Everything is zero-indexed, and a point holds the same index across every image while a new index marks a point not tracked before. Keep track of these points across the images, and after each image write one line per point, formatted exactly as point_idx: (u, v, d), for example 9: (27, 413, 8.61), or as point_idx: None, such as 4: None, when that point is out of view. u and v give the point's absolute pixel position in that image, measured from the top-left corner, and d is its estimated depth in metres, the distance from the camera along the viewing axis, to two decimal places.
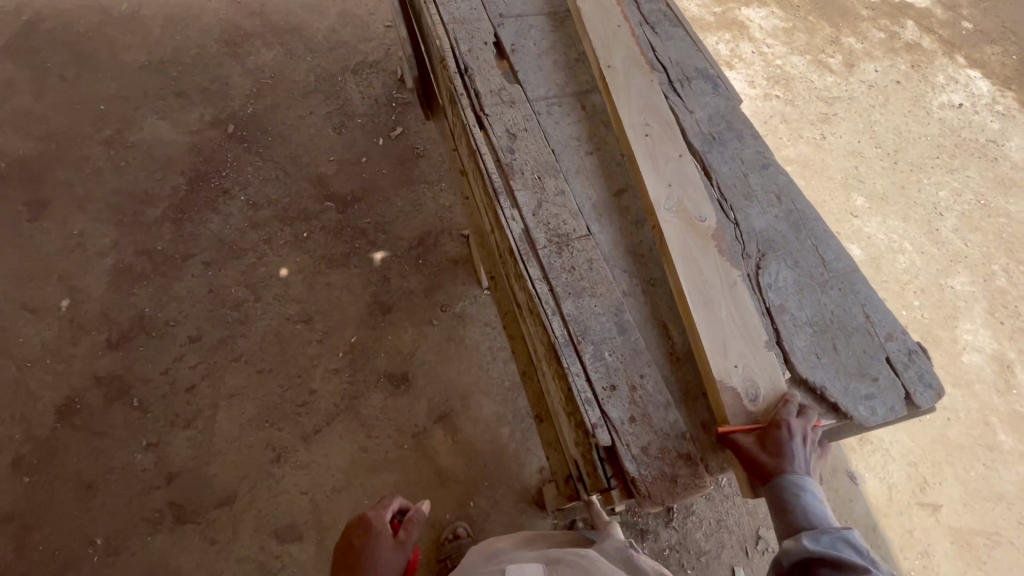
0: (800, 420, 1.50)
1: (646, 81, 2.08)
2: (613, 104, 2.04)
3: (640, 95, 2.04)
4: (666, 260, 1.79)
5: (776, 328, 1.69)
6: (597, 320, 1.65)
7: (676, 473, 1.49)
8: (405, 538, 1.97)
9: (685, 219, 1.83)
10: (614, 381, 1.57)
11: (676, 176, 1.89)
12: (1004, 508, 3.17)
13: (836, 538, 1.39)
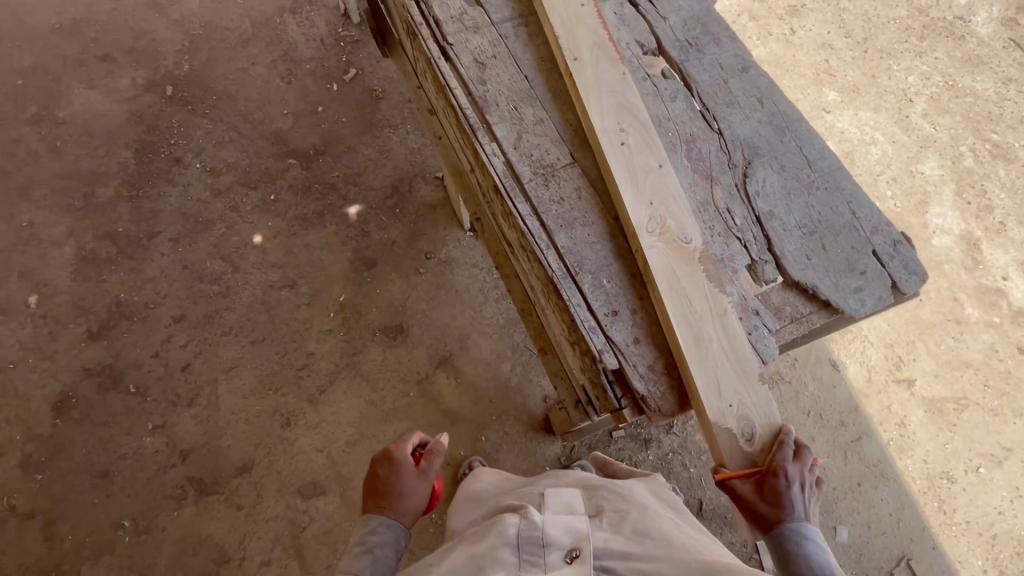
0: (797, 464, 1.50)
1: (617, 73, 1.86)
2: (582, 107, 1.80)
3: (611, 95, 1.81)
4: (652, 292, 1.60)
5: (767, 235, 1.70)
6: (592, 249, 1.65)
7: (681, 386, 1.57)
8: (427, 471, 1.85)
9: (670, 241, 1.64)
10: (615, 308, 1.59)
11: (657, 192, 1.69)
12: (971, 374, 3.44)
13: None
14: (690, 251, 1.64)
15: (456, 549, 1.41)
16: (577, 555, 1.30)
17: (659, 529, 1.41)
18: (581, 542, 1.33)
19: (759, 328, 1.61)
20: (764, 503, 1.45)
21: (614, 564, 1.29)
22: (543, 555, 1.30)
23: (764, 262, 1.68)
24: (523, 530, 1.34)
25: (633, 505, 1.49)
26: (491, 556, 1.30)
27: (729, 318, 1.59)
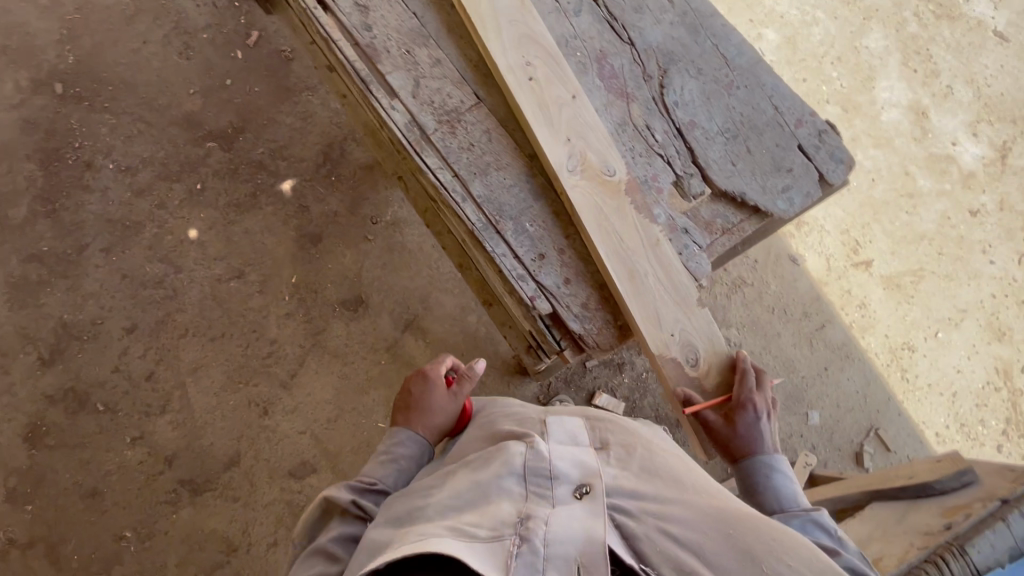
0: (761, 396, 1.56)
1: None
2: (483, 44, 1.63)
3: (512, 25, 1.65)
4: (581, 233, 1.55)
5: (690, 147, 1.63)
6: (510, 193, 1.57)
7: (619, 318, 1.55)
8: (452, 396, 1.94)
9: (594, 177, 1.56)
10: (542, 250, 1.54)
11: (573, 126, 1.58)
12: (926, 245, 3.51)
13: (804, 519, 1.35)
14: (610, 178, 1.56)
15: (460, 477, 1.39)
16: (585, 487, 1.29)
17: (663, 465, 1.40)
18: (589, 476, 1.32)
19: (691, 246, 1.57)
20: (721, 432, 1.53)
21: (618, 500, 1.28)
22: (551, 488, 1.29)
23: (690, 176, 1.62)
24: (529, 463, 1.34)
25: (638, 440, 1.47)
26: (499, 488, 1.31)
27: (657, 241, 1.55)
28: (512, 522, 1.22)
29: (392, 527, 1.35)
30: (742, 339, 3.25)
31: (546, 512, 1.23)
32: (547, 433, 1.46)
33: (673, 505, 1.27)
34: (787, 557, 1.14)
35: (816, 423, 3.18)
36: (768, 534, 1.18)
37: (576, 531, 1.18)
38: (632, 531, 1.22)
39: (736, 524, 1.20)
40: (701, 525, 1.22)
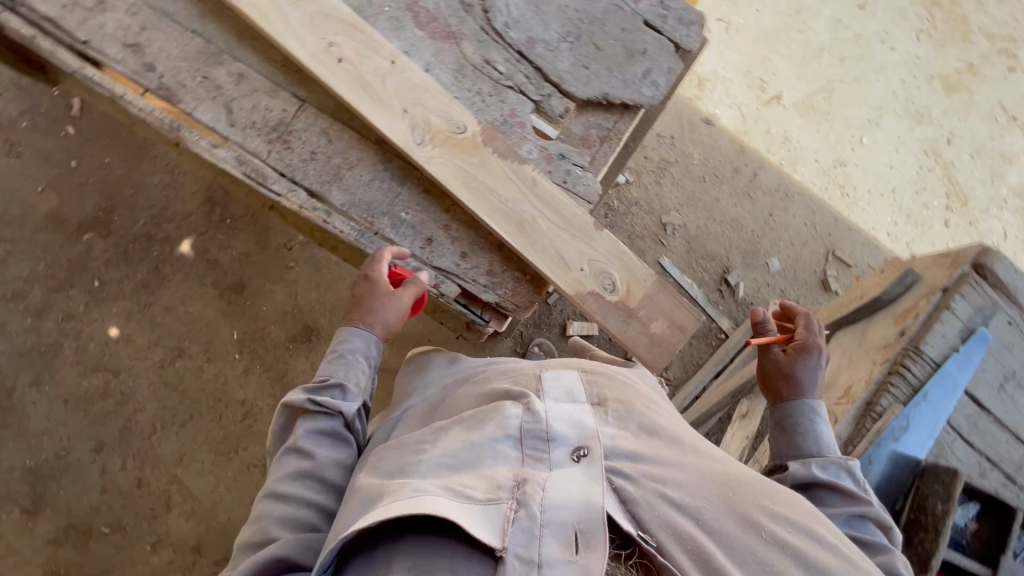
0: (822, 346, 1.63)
1: None
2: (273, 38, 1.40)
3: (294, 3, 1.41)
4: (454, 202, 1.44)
5: (538, 64, 1.51)
6: (373, 190, 1.46)
7: (528, 271, 1.49)
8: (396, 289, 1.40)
9: (446, 139, 1.42)
10: (427, 234, 1.46)
11: (405, 94, 1.42)
12: (826, 58, 3.45)
13: (840, 468, 1.35)
14: (465, 135, 1.43)
15: (450, 434, 1.11)
16: (587, 449, 1.04)
17: (671, 426, 1.16)
18: (592, 436, 1.07)
19: (573, 170, 1.50)
20: (778, 366, 1.58)
21: (626, 464, 1.04)
22: (549, 449, 1.04)
23: (548, 96, 1.51)
24: (526, 423, 1.07)
25: (641, 397, 1.23)
26: (493, 450, 1.04)
27: (533, 180, 1.44)
28: (507, 489, 0.97)
29: (373, 483, 1.06)
30: (685, 217, 3.21)
31: (547, 477, 0.98)
32: (544, 382, 1.18)
33: (685, 472, 1.04)
34: (809, 544, 0.96)
35: (779, 268, 3.22)
36: (786, 518, 0.99)
37: (581, 501, 0.94)
38: (636, 501, 0.99)
39: (750, 505, 0.99)
40: (711, 499, 1.00)
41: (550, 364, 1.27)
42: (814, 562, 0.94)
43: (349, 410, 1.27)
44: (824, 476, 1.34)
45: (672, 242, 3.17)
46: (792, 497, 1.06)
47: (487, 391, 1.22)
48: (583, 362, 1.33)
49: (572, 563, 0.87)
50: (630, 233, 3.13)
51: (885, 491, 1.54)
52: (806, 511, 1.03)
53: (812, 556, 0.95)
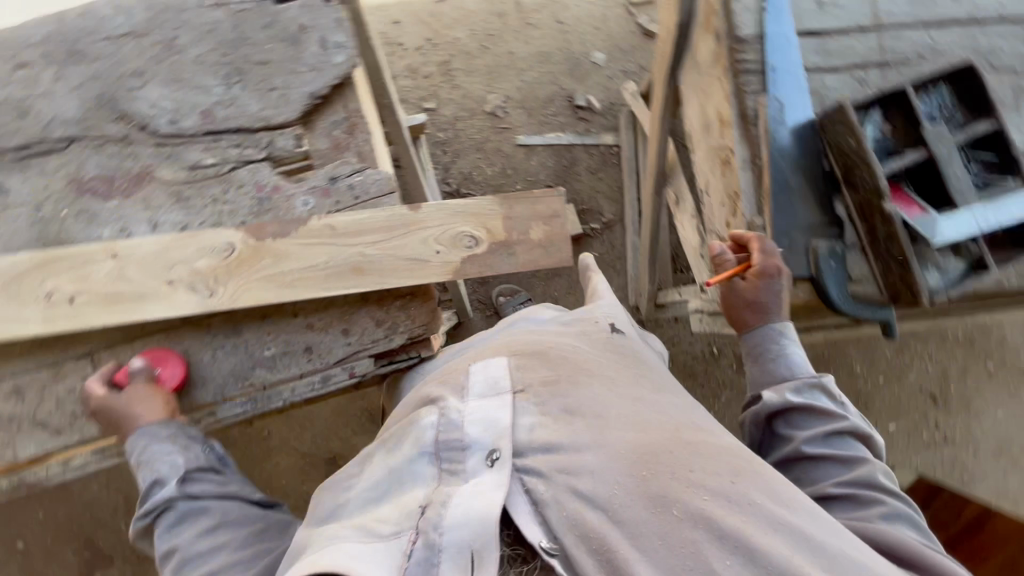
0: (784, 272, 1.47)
1: None
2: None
3: None
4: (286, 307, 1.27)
5: (234, 126, 1.32)
6: (222, 361, 1.32)
7: (406, 293, 1.35)
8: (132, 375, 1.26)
9: (224, 268, 1.24)
10: (302, 347, 1.33)
11: (152, 267, 1.23)
12: None
13: (812, 387, 1.25)
14: (236, 251, 1.24)
15: (377, 459, 0.96)
16: (498, 451, 0.86)
17: (600, 398, 0.94)
18: (507, 433, 0.89)
19: (353, 180, 1.33)
20: (740, 295, 1.47)
21: (541, 459, 0.85)
22: (460, 458, 0.87)
23: (271, 143, 1.34)
24: (439, 430, 0.91)
25: (579, 366, 1.02)
26: (410, 470, 0.89)
27: (328, 226, 1.27)
28: (411, 517, 0.83)
29: (305, 532, 0.93)
30: (502, 90, 3.05)
31: (451, 493, 0.83)
32: (466, 376, 1.00)
33: (604, 456, 0.82)
34: (752, 523, 0.73)
35: (606, 57, 3.12)
36: (727, 496, 0.76)
37: (481, 515, 0.78)
38: (546, 503, 0.80)
39: (683, 486, 0.76)
40: (629, 484, 0.78)
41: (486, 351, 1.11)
42: (754, 548, 0.70)
43: (173, 491, 1.15)
44: (799, 399, 1.22)
45: (511, 119, 3.03)
46: (744, 467, 0.82)
47: (421, 393, 1.04)
48: (522, 338, 1.13)
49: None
50: (476, 145, 2.97)
51: (807, 161, 1.52)
52: (763, 477, 0.82)
53: (754, 538, 0.71)
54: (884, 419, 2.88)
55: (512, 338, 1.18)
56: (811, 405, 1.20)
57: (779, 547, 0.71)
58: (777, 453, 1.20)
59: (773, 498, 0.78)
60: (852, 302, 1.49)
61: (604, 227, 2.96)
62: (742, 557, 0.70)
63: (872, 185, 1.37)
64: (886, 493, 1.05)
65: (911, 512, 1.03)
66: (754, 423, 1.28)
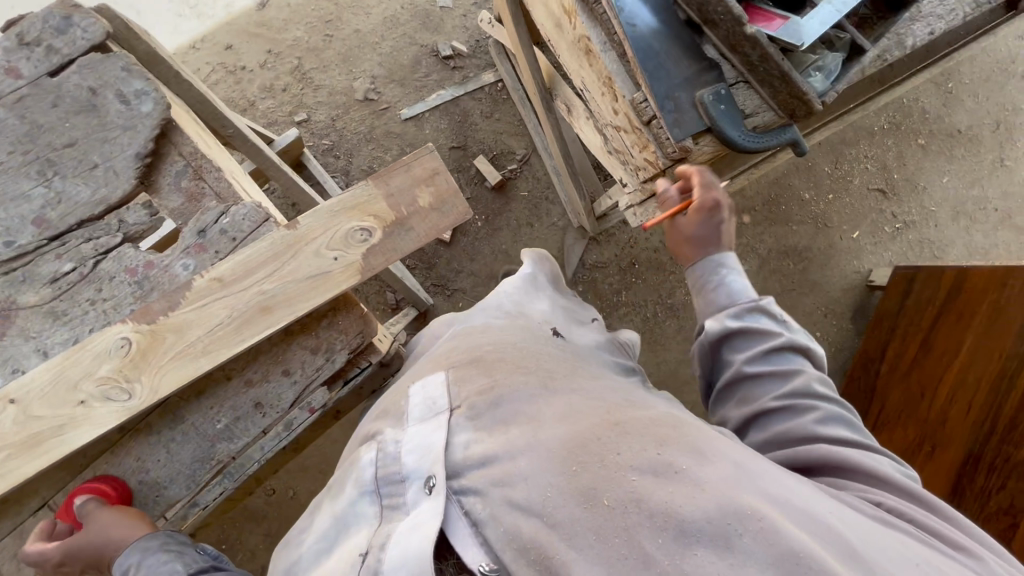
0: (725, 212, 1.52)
1: None
2: None
3: None
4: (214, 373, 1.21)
5: (75, 221, 1.23)
6: (179, 453, 1.26)
7: (330, 312, 1.29)
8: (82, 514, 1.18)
9: (129, 363, 1.17)
10: (251, 404, 1.28)
11: (57, 394, 1.16)
12: None
13: (754, 313, 1.17)
14: (134, 343, 1.17)
15: (324, 510, 0.94)
16: (435, 477, 0.77)
17: (532, 396, 0.84)
18: (441, 457, 0.79)
19: (220, 224, 1.25)
20: (681, 231, 1.52)
21: (476, 477, 0.75)
22: (400, 489, 0.81)
23: (121, 222, 1.25)
24: (378, 466, 0.85)
25: (517, 359, 0.95)
26: (354, 513, 0.86)
27: (214, 279, 1.20)
28: (357, 566, 0.76)
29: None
30: (365, 72, 2.89)
31: (393, 529, 0.76)
32: (407, 402, 0.94)
33: (535, 456, 0.72)
34: (683, 494, 0.62)
35: None
36: (655, 469, 0.65)
37: (418, 549, 0.69)
38: (485, 521, 0.70)
39: (614, 466, 0.66)
40: (558, 482, 0.67)
41: (421, 371, 1.05)
42: (686, 522, 0.60)
43: None
44: (738, 323, 1.16)
45: (386, 97, 2.88)
46: (673, 432, 0.71)
47: (362, 435, 1.02)
48: (467, 342, 1.07)
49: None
50: (364, 137, 2.83)
51: (661, 15, 1.45)
52: (692, 438, 0.70)
53: (685, 509, 0.61)
54: (847, 231, 2.94)
55: (446, 349, 1.12)
56: (746, 330, 1.14)
57: (712, 514, 0.60)
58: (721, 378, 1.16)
59: (707, 460, 0.66)
60: (753, 137, 1.42)
61: (520, 164, 2.86)
62: (677, 533, 0.59)
63: (728, 15, 1.32)
64: (826, 403, 1.02)
65: (850, 418, 1.00)
66: (697, 352, 1.23)
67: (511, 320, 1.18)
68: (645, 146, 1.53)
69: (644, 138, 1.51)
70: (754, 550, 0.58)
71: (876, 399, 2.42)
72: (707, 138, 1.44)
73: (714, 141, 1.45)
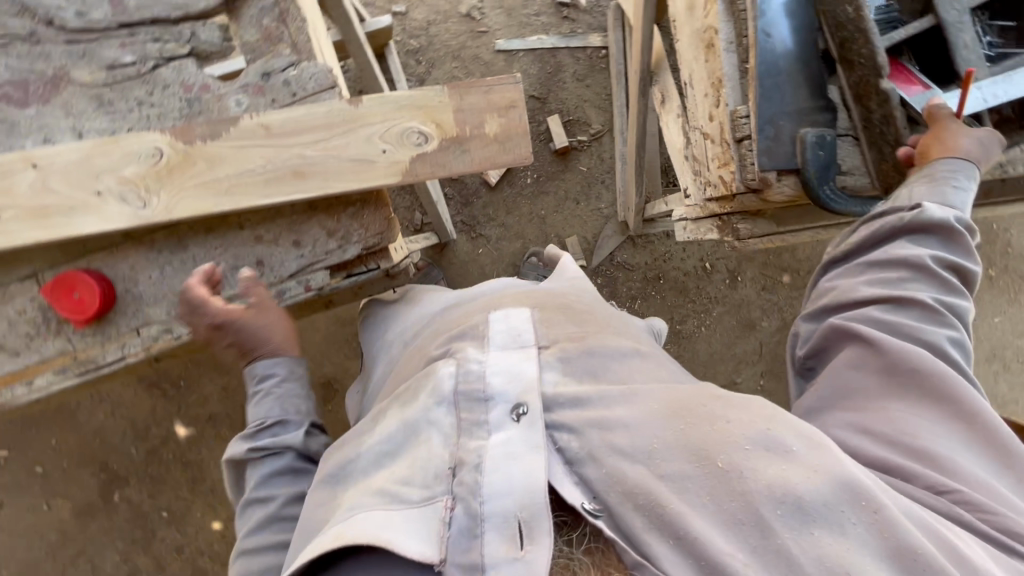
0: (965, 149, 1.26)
1: None
2: None
3: None
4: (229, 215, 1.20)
5: (149, 16, 1.22)
6: (171, 277, 1.27)
7: (358, 203, 1.27)
8: (248, 291, 1.20)
9: (155, 174, 1.16)
10: (253, 260, 1.27)
11: (79, 176, 1.15)
12: None
13: (951, 262, 1.09)
14: (165, 156, 1.16)
15: (388, 416, 0.89)
16: (526, 405, 0.82)
17: (617, 358, 0.95)
18: (534, 387, 0.84)
19: (286, 74, 1.23)
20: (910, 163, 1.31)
21: (572, 416, 0.82)
22: (485, 409, 0.82)
23: (193, 35, 1.24)
24: (459, 380, 0.85)
25: (599, 327, 1.05)
26: (427, 420, 0.83)
27: (261, 125, 1.17)
28: (443, 478, 0.78)
29: (320, 495, 0.87)
30: None
31: (485, 448, 0.78)
32: (487, 326, 0.96)
33: (640, 414, 0.82)
34: (796, 471, 0.72)
35: None
36: (766, 445, 0.74)
37: (522, 481, 0.74)
38: (583, 460, 0.78)
39: (723, 437, 0.76)
40: (667, 437, 0.78)
41: (503, 301, 1.10)
42: (800, 495, 0.70)
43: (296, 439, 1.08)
44: (933, 265, 1.07)
45: (488, 21, 2.76)
46: (777, 410, 0.79)
47: (429, 351, 1.01)
48: (539, 295, 1.16)
49: (517, 562, 0.69)
50: (452, 53, 2.73)
51: (800, 38, 1.34)
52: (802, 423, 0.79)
53: (797, 485, 0.70)
54: None
55: (516, 292, 1.18)
56: (958, 233, 1.11)
57: (825, 493, 0.70)
58: (881, 254, 1.12)
59: (816, 443, 0.75)
60: (840, 195, 1.33)
61: (591, 139, 2.76)
62: (792, 506, 0.69)
63: (869, 61, 1.24)
64: (957, 328, 1.00)
65: (969, 347, 1.00)
66: (877, 223, 1.15)
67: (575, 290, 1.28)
68: (725, 163, 1.43)
69: (729, 154, 1.41)
70: (863, 534, 0.68)
71: None
72: (791, 179, 1.36)
73: (796, 184, 1.36)
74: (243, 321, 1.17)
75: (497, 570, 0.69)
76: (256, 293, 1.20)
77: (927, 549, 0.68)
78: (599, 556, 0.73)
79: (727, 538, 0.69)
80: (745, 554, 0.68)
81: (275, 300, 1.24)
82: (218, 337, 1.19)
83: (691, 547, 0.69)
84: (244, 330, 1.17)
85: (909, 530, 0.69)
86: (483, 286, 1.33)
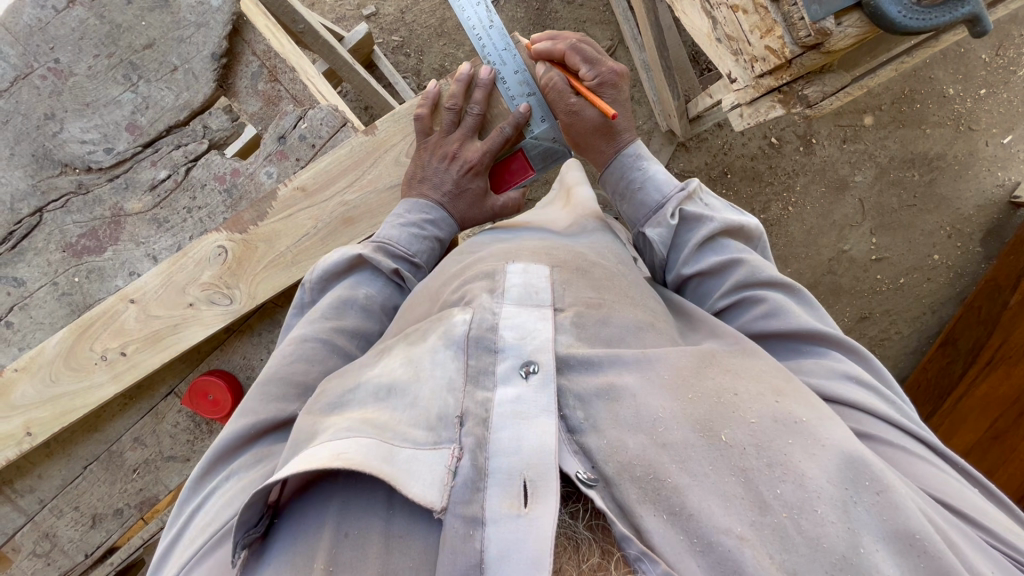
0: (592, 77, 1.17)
1: (13, 380, 1.28)
2: (81, 411, 1.29)
3: (53, 380, 1.28)
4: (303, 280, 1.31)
5: (163, 127, 1.27)
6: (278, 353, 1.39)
7: None
8: (516, 188, 1.29)
9: (231, 271, 1.26)
10: None
11: (170, 296, 1.26)
12: None
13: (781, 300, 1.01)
14: (229, 251, 1.25)
15: (394, 352, 0.85)
16: (537, 364, 0.76)
17: (636, 328, 0.89)
18: (547, 347, 0.78)
19: (299, 131, 1.27)
20: (579, 116, 1.18)
21: (582, 380, 0.78)
22: (492, 360, 0.77)
23: (206, 129, 1.29)
24: (472, 326, 0.80)
25: (623, 295, 0.97)
26: (434, 361, 0.78)
27: (298, 188, 1.25)
28: (449, 425, 0.72)
29: (311, 415, 0.79)
30: None
31: (491, 402, 0.73)
32: (503, 278, 0.90)
33: (650, 384, 0.78)
34: (803, 451, 0.69)
35: None
36: (777, 419, 0.73)
37: (534, 444, 0.69)
38: (587, 429, 0.74)
39: (729, 412, 0.74)
40: (675, 406, 0.75)
41: (518, 255, 0.99)
42: (804, 477, 0.67)
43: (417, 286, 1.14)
44: (813, 328, 0.96)
45: None
46: (787, 386, 0.80)
47: (443, 296, 0.94)
48: (560, 251, 1.04)
49: (519, 519, 0.63)
50: (435, 32, 2.57)
51: None
52: (804, 394, 0.80)
53: (798, 463, 0.68)
54: (996, 135, 2.45)
55: (539, 246, 1.06)
56: (779, 288, 1.03)
57: (829, 475, 0.67)
58: (767, 324, 0.98)
59: (824, 417, 0.75)
60: (918, 13, 1.15)
61: None
62: (793, 486, 0.66)
63: None
64: (860, 378, 0.92)
65: (875, 387, 0.92)
66: (733, 294, 1.03)
67: (600, 248, 1.12)
68: (769, 30, 1.25)
69: (771, 18, 1.23)
70: (866, 518, 0.65)
71: (998, 331, 2.19)
72: (854, 16, 1.18)
73: (863, 19, 1.18)
74: (497, 201, 1.25)
75: (499, 527, 0.63)
76: (518, 197, 1.29)
77: (926, 534, 0.64)
78: (600, 533, 0.68)
79: (723, 514, 0.65)
80: (744, 530, 0.64)
81: (512, 195, 1.29)
82: (472, 164, 1.18)
83: (685, 524, 0.66)
84: (480, 183, 1.21)
85: (910, 514, 0.65)
86: (517, 227, 1.20)
